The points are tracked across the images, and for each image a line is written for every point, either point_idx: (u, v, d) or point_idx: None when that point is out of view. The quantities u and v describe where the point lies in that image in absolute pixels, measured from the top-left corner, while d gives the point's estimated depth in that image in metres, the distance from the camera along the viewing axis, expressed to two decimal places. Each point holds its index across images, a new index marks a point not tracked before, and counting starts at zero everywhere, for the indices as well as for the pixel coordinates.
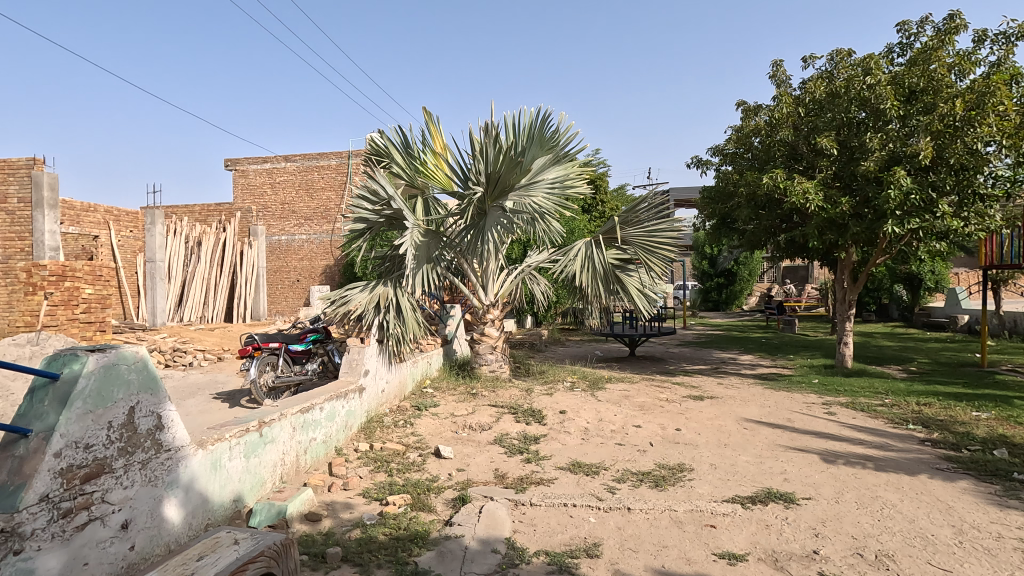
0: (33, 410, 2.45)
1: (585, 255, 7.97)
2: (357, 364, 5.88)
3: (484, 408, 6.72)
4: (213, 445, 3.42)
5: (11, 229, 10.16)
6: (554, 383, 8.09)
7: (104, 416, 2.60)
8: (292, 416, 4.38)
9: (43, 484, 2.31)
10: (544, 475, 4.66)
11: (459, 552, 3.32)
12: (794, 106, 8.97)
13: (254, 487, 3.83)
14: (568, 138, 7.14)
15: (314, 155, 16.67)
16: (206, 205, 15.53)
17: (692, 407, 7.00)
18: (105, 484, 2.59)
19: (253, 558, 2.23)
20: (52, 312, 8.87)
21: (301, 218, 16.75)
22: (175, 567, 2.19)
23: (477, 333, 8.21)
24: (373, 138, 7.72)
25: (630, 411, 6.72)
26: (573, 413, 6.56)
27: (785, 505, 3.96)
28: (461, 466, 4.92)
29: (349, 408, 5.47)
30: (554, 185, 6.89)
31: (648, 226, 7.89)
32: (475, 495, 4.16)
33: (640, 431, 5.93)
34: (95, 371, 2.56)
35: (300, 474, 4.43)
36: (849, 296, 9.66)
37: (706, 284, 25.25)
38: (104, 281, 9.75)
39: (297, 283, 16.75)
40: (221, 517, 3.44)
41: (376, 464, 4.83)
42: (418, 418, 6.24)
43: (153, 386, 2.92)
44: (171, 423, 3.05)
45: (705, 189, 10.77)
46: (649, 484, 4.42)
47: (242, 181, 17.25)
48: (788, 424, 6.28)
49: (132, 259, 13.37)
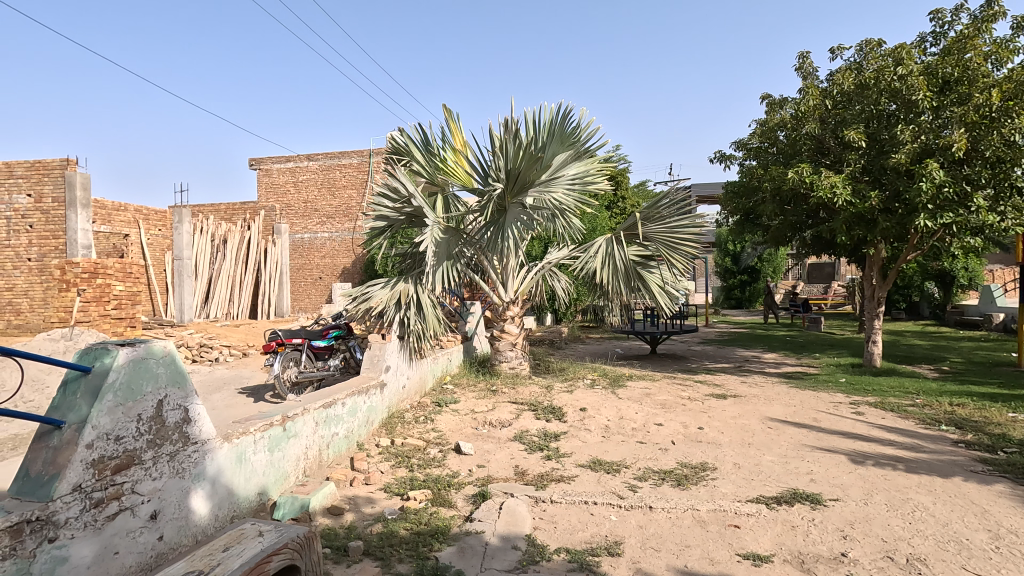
0: (66, 402, 2.48)
1: (605, 252, 7.93)
2: (378, 359, 5.91)
3: (504, 405, 6.72)
4: (238, 439, 3.47)
5: (46, 227, 10.47)
6: (574, 381, 8.03)
7: (133, 409, 2.66)
8: (315, 412, 4.42)
9: (76, 475, 2.36)
10: (565, 473, 4.63)
11: (479, 548, 3.33)
12: (821, 99, 8.79)
13: (278, 481, 3.88)
14: (589, 133, 7.15)
15: (336, 154, 16.89)
16: (231, 204, 15.95)
17: (715, 406, 6.89)
18: (134, 475, 2.65)
19: (277, 550, 2.28)
20: (85, 308, 9.12)
21: (323, 217, 16.97)
22: (201, 558, 2.23)
23: (497, 330, 8.21)
24: (394, 137, 7.77)
25: (651, 409, 6.64)
26: (593, 411, 6.51)
27: (812, 506, 3.87)
28: (481, 462, 4.92)
29: (371, 403, 5.51)
30: (574, 180, 6.86)
31: (670, 222, 7.79)
32: (495, 491, 4.17)
33: (662, 430, 5.86)
34: (125, 365, 2.61)
35: (322, 469, 4.48)
36: (878, 294, 9.39)
37: (728, 282, 24.89)
38: (134, 278, 10.03)
39: (320, 280, 16.94)
40: (246, 511, 3.49)
41: (397, 460, 4.86)
42: (438, 415, 6.27)
43: (180, 380, 2.98)
44: (197, 418, 3.10)
45: (728, 183, 10.54)
46: (670, 484, 4.36)
47: (266, 180, 17.54)
48: (814, 423, 6.15)
49: (160, 257, 13.62)
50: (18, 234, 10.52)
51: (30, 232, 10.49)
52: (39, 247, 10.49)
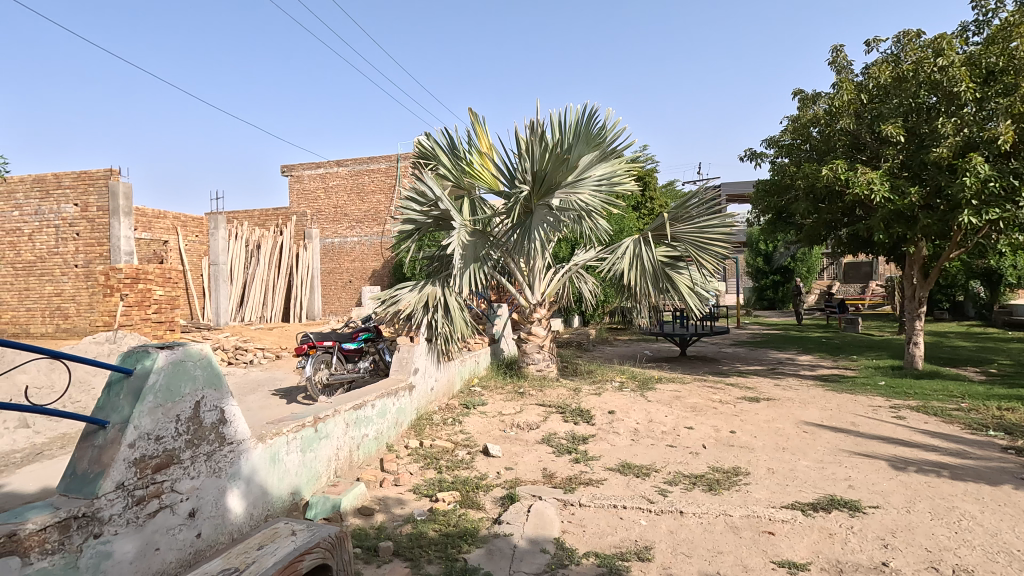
0: (110, 403, 2.58)
1: (633, 253, 7.86)
2: (407, 362, 5.97)
3: (532, 407, 6.72)
4: (272, 440, 3.55)
5: (92, 235, 10.90)
6: (602, 383, 7.97)
7: (172, 410, 2.74)
8: (345, 413, 4.50)
9: (119, 473, 2.45)
10: (594, 476, 4.60)
11: (507, 551, 3.33)
12: (857, 93, 8.55)
13: (310, 481, 3.95)
14: (615, 133, 7.09)
15: (365, 160, 17.16)
16: (265, 210, 16.37)
17: (748, 409, 6.75)
18: (173, 474, 2.74)
19: (310, 550, 2.32)
20: (128, 312, 9.49)
21: (353, 221, 17.25)
22: (237, 555, 2.29)
23: (524, 333, 8.22)
24: (421, 141, 7.85)
25: (681, 412, 6.54)
26: (622, 413, 6.45)
27: (851, 513, 3.74)
28: (509, 464, 4.92)
29: (400, 405, 5.58)
30: (601, 181, 6.81)
31: (698, 222, 7.68)
32: (523, 494, 4.16)
33: (692, 433, 5.77)
34: (165, 367, 2.70)
35: (353, 469, 4.55)
36: (919, 294, 9.05)
37: (761, 282, 24.37)
38: (173, 283, 10.37)
39: (350, 283, 17.23)
40: (279, 510, 3.57)
41: (426, 461, 4.91)
42: (466, 417, 6.31)
43: (216, 382, 3.06)
44: (233, 418, 3.19)
45: (760, 182, 10.33)
46: (702, 488, 4.29)
47: (297, 186, 17.95)
48: (852, 428, 5.96)
49: (198, 263, 14.06)
50: (66, 242, 11.01)
51: (77, 240, 10.96)
52: (85, 254, 10.93)
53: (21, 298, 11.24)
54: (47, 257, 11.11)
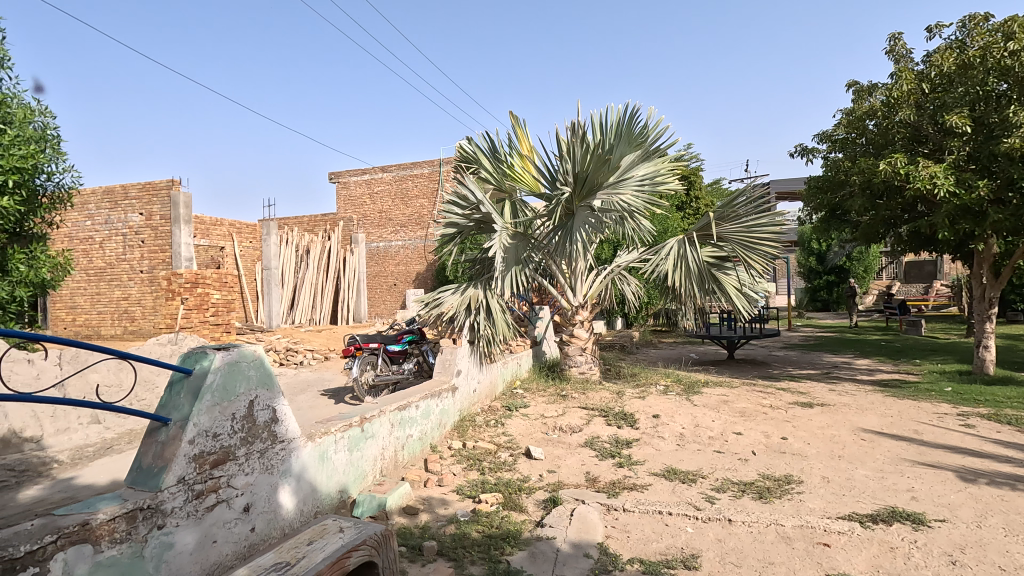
0: (172, 401, 2.73)
1: (677, 254, 7.70)
2: (450, 363, 6.04)
3: (574, 410, 6.68)
4: (321, 439, 3.67)
5: (155, 242, 11.54)
6: (647, 387, 7.82)
7: (229, 409, 2.87)
8: (391, 413, 4.59)
9: (180, 468, 2.58)
10: (638, 481, 4.52)
11: (550, 554, 3.31)
12: (917, 83, 8.12)
13: (357, 479, 4.06)
14: (657, 133, 6.97)
15: (408, 165, 17.51)
16: (313, 216, 16.94)
17: (800, 415, 6.48)
18: (230, 470, 2.86)
19: (356, 547, 2.38)
20: (188, 315, 10.00)
21: (397, 225, 17.61)
22: (288, 549, 2.38)
23: (566, 335, 8.16)
24: (463, 146, 7.94)
25: (729, 417, 6.35)
26: (667, 418, 6.32)
27: (915, 527, 3.54)
28: (551, 467, 4.90)
29: (444, 406, 5.65)
30: (643, 181, 6.70)
31: (746, 221, 7.44)
32: (566, 497, 4.14)
33: (741, 439, 5.59)
34: (221, 367, 2.83)
35: (398, 469, 4.64)
36: (990, 294, 8.48)
37: (814, 283, 23.41)
38: (229, 287, 10.86)
39: (394, 286, 17.59)
40: (328, 507, 3.68)
41: (469, 463, 4.95)
42: (508, 419, 6.33)
43: (269, 382, 3.18)
44: (285, 417, 3.31)
45: (812, 178, 9.93)
46: (751, 496, 4.15)
47: (344, 193, 18.49)
48: (915, 436, 5.63)
49: (251, 268, 14.68)
50: (133, 249, 11.70)
51: (142, 247, 11.63)
52: (150, 260, 11.57)
53: (93, 302, 12.02)
54: (116, 264, 11.84)
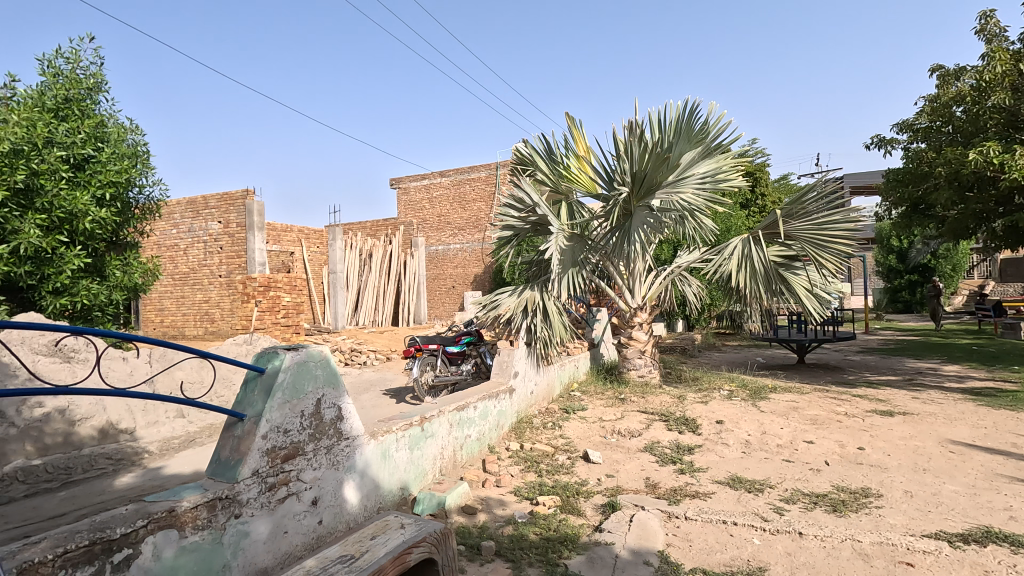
0: (247, 398, 2.90)
1: (742, 253, 7.42)
2: (507, 365, 6.09)
3: (633, 414, 6.55)
4: (383, 437, 3.78)
5: (232, 248, 12.30)
6: (710, 392, 7.55)
7: (298, 406, 3.02)
8: (450, 413, 4.68)
9: (255, 461, 2.73)
10: (700, 489, 4.38)
11: (609, 560, 3.27)
12: (1013, 63, 7.43)
13: (418, 477, 4.16)
14: (719, 129, 6.75)
15: (466, 169, 17.79)
16: (376, 221, 17.53)
17: (879, 424, 6.07)
18: (299, 465, 3.00)
19: (417, 543, 2.44)
20: (261, 317, 10.59)
21: (455, 229, 17.94)
22: (353, 543, 2.47)
23: (625, 337, 8.02)
24: (519, 149, 7.99)
25: (799, 425, 6.04)
26: (732, 424, 6.08)
27: (1013, 549, 3.23)
28: (610, 472, 4.83)
29: (501, 407, 5.70)
30: (705, 178, 6.49)
31: (817, 218, 7.05)
32: (625, 503, 4.07)
33: (813, 448, 5.30)
34: (291, 366, 2.98)
35: (457, 469, 4.72)
36: None
37: (894, 282, 21.87)
38: (298, 290, 11.41)
39: (453, 289, 17.91)
40: (390, 504, 3.79)
41: (526, 464, 4.96)
42: (566, 421, 6.29)
43: (335, 381, 3.32)
44: (349, 415, 3.44)
45: (891, 171, 9.30)
46: (824, 509, 3.92)
47: (405, 198, 19.04)
48: (1014, 450, 5.14)
49: (319, 271, 15.38)
50: (212, 255, 12.53)
51: (221, 253, 12.43)
52: (227, 265, 12.35)
53: (178, 305, 12.96)
54: (198, 269, 12.73)
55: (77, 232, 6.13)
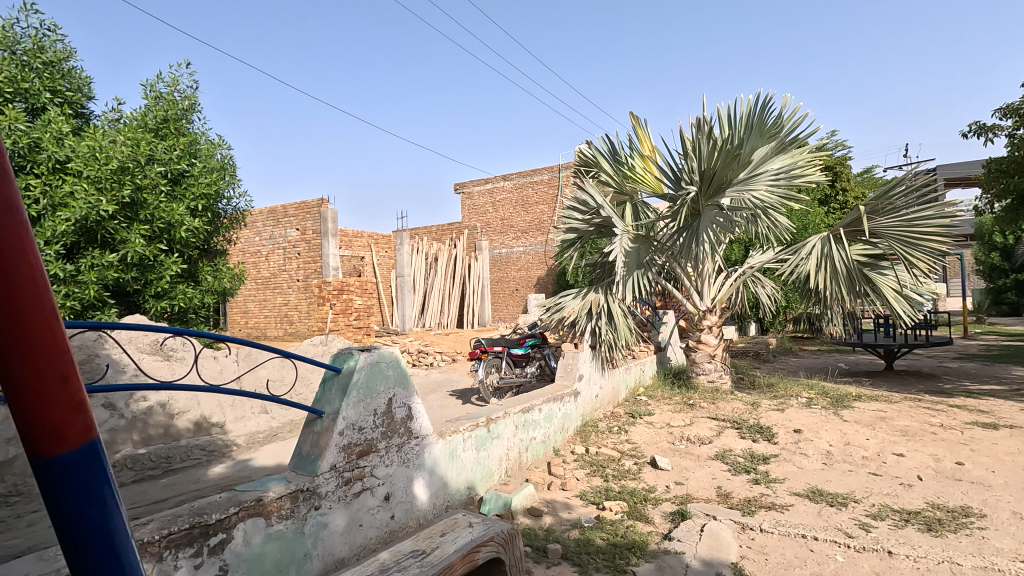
0: (325, 396, 3.06)
1: (821, 253, 7.02)
2: (572, 368, 6.08)
3: (703, 420, 6.34)
4: (451, 437, 3.88)
5: (309, 254, 12.99)
6: (786, 399, 7.17)
7: (371, 405, 3.15)
8: (515, 415, 4.73)
9: (332, 456, 2.88)
10: (777, 501, 4.18)
11: (679, 570, 3.18)
12: None
13: (484, 478, 4.23)
14: (794, 122, 6.44)
15: (529, 172, 17.88)
16: (441, 225, 17.96)
17: (981, 437, 5.54)
18: (372, 461, 3.14)
19: (485, 542, 2.48)
20: (335, 319, 11.11)
21: (518, 232, 18.06)
22: (423, 539, 2.55)
23: (693, 341, 7.78)
24: (583, 150, 7.96)
25: (888, 436, 5.62)
26: (811, 433, 5.75)
27: None
28: (679, 479, 4.70)
29: (566, 410, 5.69)
30: (779, 175, 6.21)
31: (906, 214, 6.55)
32: (696, 511, 3.95)
33: (903, 461, 4.92)
34: (365, 366, 3.12)
35: (522, 470, 4.76)
36: None
37: (998, 282, 19.88)
38: (369, 293, 11.89)
39: (516, 291, 18.04)
40: (457, 502, 3.88)
41: (592, 469, 4.92)
42: (632, 426, 6.18)
43: (405, 381, 3.43)
44: (418, 414, 3.55)
45: (993, 160, 8.49)
46: (917, 527, 3.63)
47: (469, 203, 19.40)
48: None
49: (388, 275, 15.94)
50: (291, 261, 13.29)
51: (298, 259, 13.16)
52: (304, 270, 13.05)
53: (261, 307, 13.83)
54: (278, 274, 13.54)
55: (174, 240, 6.69)
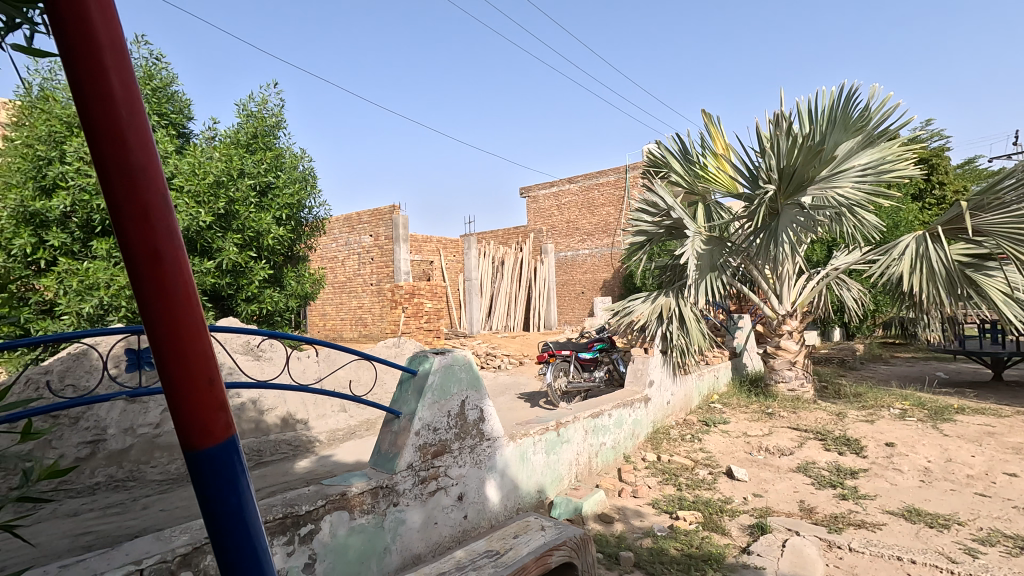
0: (402, 397, 3.19)
1: (915, 253, 6.51)
2: (642, 373, 5.98)
3: (783, 430, 6.03)
4: (521, 440, 3.93)
5: (382, 259, 13.52)
6: (877, 410, 6.69)
7: (445, 406, 3.25)
8: (585, 420, 4.71)
9: (409, 455, 2.99)
10: (867, 519, 3.91)
11: None
12: None
13: (554, 482, 4.24)
14: (884, 113, 6.01)
15: (594, 174, 17.71)
16: (507, 229, 18.16)
17: None
18: (447, 461, 3.23)
19: (558, 546, 2.50)
20: (407, 321, 11.50)
21: (584, 234, 17.94)
22: (497, 539, 2.60)
23: (772, 347, 7.41)
24: (651, 151, 7.81)
25: (997, 454, 5.12)
26: (905, 447, 5.34)
27: None
28: (758, 491, 4.51)
29: (637, 416, 5.59)
30: (867, 171, 5.83)
31: (1016, 209, 5.86)
32: (777, 526, 3.77)
33: (1016, 482, 4.46)
34: (439, 369, 3.22)
35: (592, 476, 4.73)
36: None
37: None
38: (438, 297, 12.21)
39: (582, 294, 17.92)
40: (528, 505, 3.91)
41: (664, 476, 4.81)
42: (706, 434, 5.99)
43: (477, 384, 3.51)
44: (490, 417, 3.62)
45: None
46: None
47: (534, 206, 19.49)
48: None
49: (456, 279, 16.31)
50: (366, 266, 13.89)
51: (372, 264, 13.73)
52: (378, 275, 13.60)
53: (338, 310, 14.54)
54: (353, 278, 14.19)
55: (263, 247, 7.19)
